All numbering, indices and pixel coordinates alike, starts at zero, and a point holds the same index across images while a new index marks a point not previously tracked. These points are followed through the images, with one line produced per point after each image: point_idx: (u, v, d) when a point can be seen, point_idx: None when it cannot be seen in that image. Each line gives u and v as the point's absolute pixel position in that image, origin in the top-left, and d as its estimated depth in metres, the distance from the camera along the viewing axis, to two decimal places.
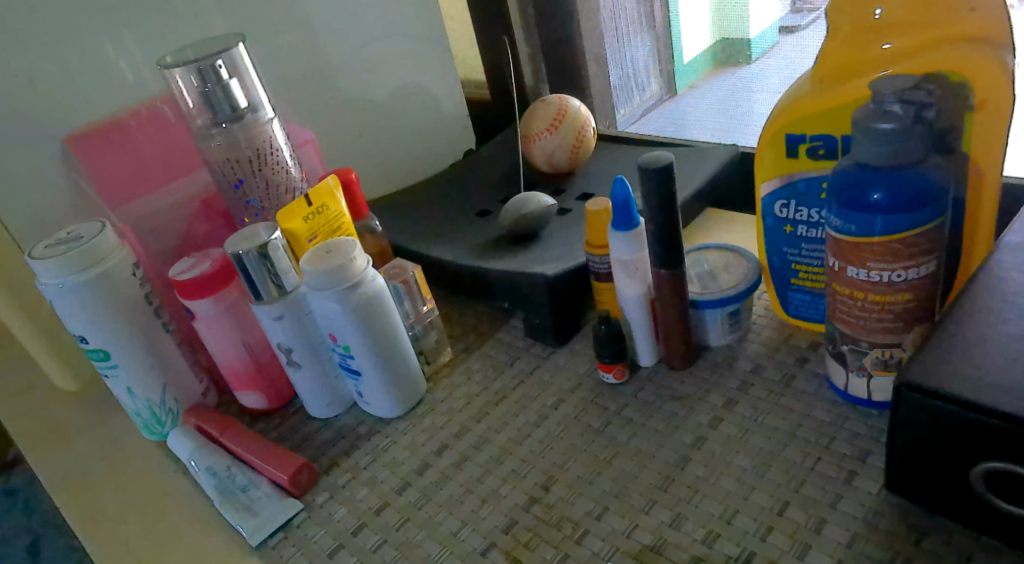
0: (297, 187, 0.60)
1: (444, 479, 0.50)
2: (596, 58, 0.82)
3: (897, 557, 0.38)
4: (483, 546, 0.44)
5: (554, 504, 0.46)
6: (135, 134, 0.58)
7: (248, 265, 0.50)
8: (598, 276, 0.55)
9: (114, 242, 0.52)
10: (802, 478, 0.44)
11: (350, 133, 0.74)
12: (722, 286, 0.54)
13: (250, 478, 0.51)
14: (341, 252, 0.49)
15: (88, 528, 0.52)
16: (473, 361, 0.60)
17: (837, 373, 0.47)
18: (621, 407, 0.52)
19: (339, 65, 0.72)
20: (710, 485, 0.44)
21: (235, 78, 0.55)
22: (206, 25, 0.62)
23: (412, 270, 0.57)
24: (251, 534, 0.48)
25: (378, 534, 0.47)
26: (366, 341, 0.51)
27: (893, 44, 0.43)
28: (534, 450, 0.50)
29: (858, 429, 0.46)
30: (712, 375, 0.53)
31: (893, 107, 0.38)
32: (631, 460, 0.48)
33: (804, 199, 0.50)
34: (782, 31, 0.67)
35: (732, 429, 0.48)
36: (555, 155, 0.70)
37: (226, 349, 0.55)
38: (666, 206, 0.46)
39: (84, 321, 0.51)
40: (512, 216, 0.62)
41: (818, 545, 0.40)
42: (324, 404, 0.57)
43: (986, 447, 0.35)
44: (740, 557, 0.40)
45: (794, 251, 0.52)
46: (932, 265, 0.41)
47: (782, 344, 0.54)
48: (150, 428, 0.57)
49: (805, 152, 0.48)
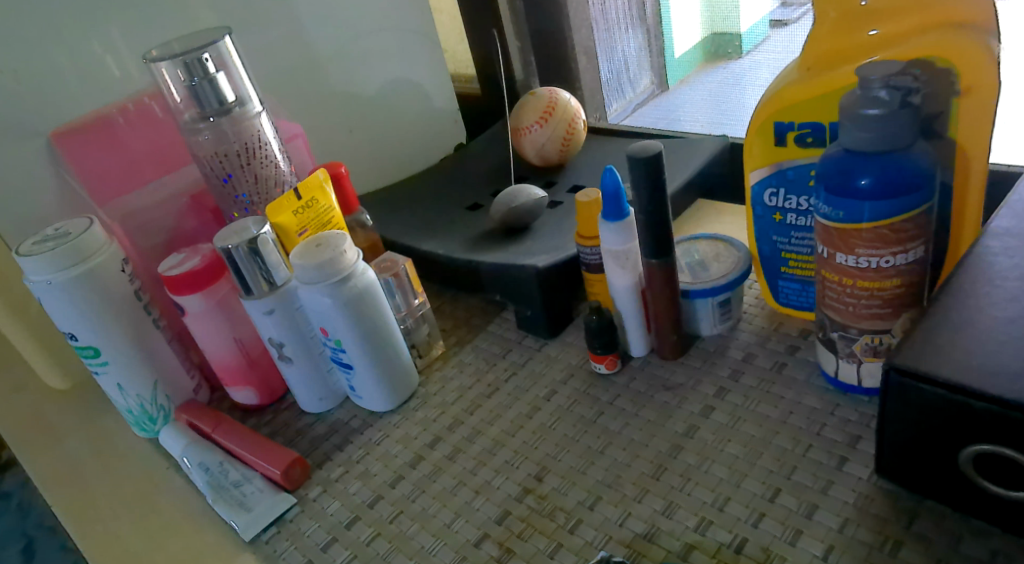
0: (286, 181, 0.59)
1: (437, 471, 0.50)
2: (586, 51, 0.81)
3: (887, 542, 0.38)
4: (477, 537, 0.44)
5: (547, 494, 0.46)
6: (123, 131, 0.58)
7: (237, 260, 0.50)
8: (588, 267, 0.55)
9: (102, 238, 0.52)
10: (795, 464, 0.44)
11: (340, 127, 0.74)
12: (713, 276, 0.54)
13: (243, 473, 0.51)
14: (331, 246, 0.49)
15: (81, 526, 0.52)
16: (466, 354, 0.60)
17: (827, 359, 0.47)
18: (613, 397, 0.52)
19: (327, 59, 0.71)
20: (702, 473, 0.45)
21: (223, 71, 0.55)
22: (193, 19, 0.62)
23: (403, 262, 0.57)
24: (244, 529, 0.48)
25: (372, 527, 0.47)
26: (357, 334, 0.51)
27: (880, 30, 0.44)
28: (527, 441, 0.50)
29: (849, 415, 0.46)
30: (704, 365, 0.53)
31: (880, 92, 0.38)
32: (623, 449, 0.48)
33: (792, 187, 0.50)
34: (772, 24, 0.68)
35: (724, 417, 0.48)
36: (545, 148, 0.70)
37: (217, 344, 0.55)
38: (654, 196, 0.46)
39: (72, 318, 0.51)
40: (502, 208, 0.62)
41: (810, 531, 0.40)
42: (317, 399, 0.57)
43: (975, 429, 0.35)
44: (732, 543, 0.40)
45: (784, 239, 0.53)
46: (920, 250, 0.41)
47: (773, 333, 0.54)
48: (142, 425, 0.57)
49: (793, 140, 0.48)
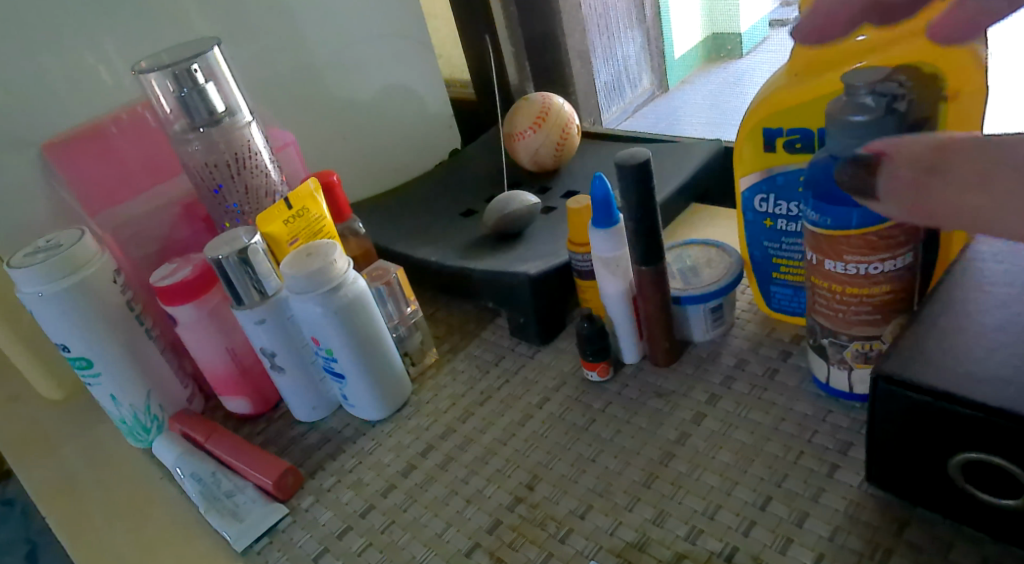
0: (278, 190, 0.59)
1: (429, 480, 0.50)
2: (579, 55, 0.82)
3: (878, 551, 0.38)
4: (468, 547, 0.44)
5: (538, 503, 0.46)
6: (116, 141, 0.58)
7: (228, 270, 0.50)
8: (580, 273, 0.55)
9: (94, 248, 0.52)
10: (786, 471, 0.44)
11: (333, 133, 0.74)
12: (704, 282, 0.54)
13: (235, 483, 0.51)
14: (322, 255, 0.49)
15: (74, 537, 0.52)
16: (458, 361, 0.60)
17: (819, 366, 0.47)
18: (605, 404, 0.52)
19: (320, 66, 0.72)
20: (693, 481, 0.44)
21: (212, 81, 0.54)
22: (185, 28, 0.62)
23: (395, 271, 0.57)
24: (235, 540, 0.48)
25: (363, 537, 0.47)
26: (348, 343, 0.51)
27: (867, 35, 0.43)
28: (519, 449, 0.50)
29: (840, 422, 0.46)
30: (696, 371, 0.53)
31: (865, 99, 0.38)
32: (614, 458, 0.48)
33: (783, 192, 0.50)
34: (771, 24, 0.67)
35: (715, 424, 0.48)
36: (539, 153, 0.70)
37: (210, 353, 0.55)
38: (643, 202, 0.46)
39: (63, 329, 0.51)
40: (495, 216, 0.62)
41: (800, 539, 0.40)
42: (310, 407, 0.57)
43: (963, 438, 0.35)
44: (722, 552, 0.40)
45: (775, 244, 0.52)
46: (909, 256, 0.41)
47: (766, 338, 0.54)
48: (135, 435, 0.57)
49: (782, 145, 0.48)
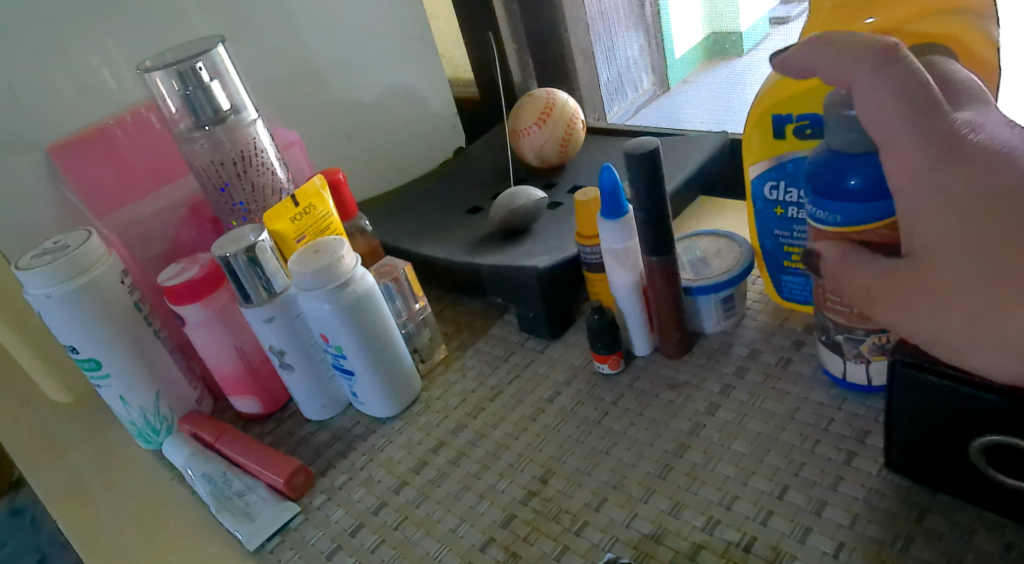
0: (284, 188, 0.59)
1: (441, 477, 0.49)
2: (583, 52, 0.81)
3: (898, 538, 0.38)
4: (482, 542, 0.44)
5: (552, 496, 0.45)
6: (122, 144, 0.58)
7: (236, 269, 0.49)
8: (589, 266, 0.55)
9: (100, 249, 0.52)
10: (802, 460, 0.43)
11: (338, 134, 0.74)
12: (714, 273, 0.53)
13: (246, 482, 0.51)
14: (329, 251, 0.49)
15: (86, 540, 0.51)
16: (468, 357, 0.60)
17: (834, 361, 0.46)
18: (617, 397, 0.52)
19: (325, 66, 0.71)
20: (708, 472, 0.44)
21: (217, 80, 0.54)
22: (187, 29, 0.62)
23: (402, 267, 0.57)
24: (247, 539, 0.48)
25: (376, 534, 0.46)
26: (357, 339, 0.51)
27: (876, 18, 0.43)
28: (531, 444, 0.50)
29: (856, 410, 0.45)
30: (708, 362, 0.52)
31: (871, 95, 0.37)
32: (628, 450, 0.47)
33: (793, 180, 0.49)
34: (771, 23, 0.68)
35: (729, 415, 0.48)
36: (544, 149, 0.70)
37: (218, 353, 0.55)
38: (653, 192, 0.45)
39: (71, 330, 0.51)
40: (501, 211, 0.62)
41: (819, 528, 0.39)
42: (320, 406, 0.56)
43: (984, 422, 0.34)
44: (741, 542, 0.40)
45: (786, 233, 0.52)
46: None
47: (778, 328, 0.54)
48: (145, 437, 0.57)
49: (791, 132, 0.48)
